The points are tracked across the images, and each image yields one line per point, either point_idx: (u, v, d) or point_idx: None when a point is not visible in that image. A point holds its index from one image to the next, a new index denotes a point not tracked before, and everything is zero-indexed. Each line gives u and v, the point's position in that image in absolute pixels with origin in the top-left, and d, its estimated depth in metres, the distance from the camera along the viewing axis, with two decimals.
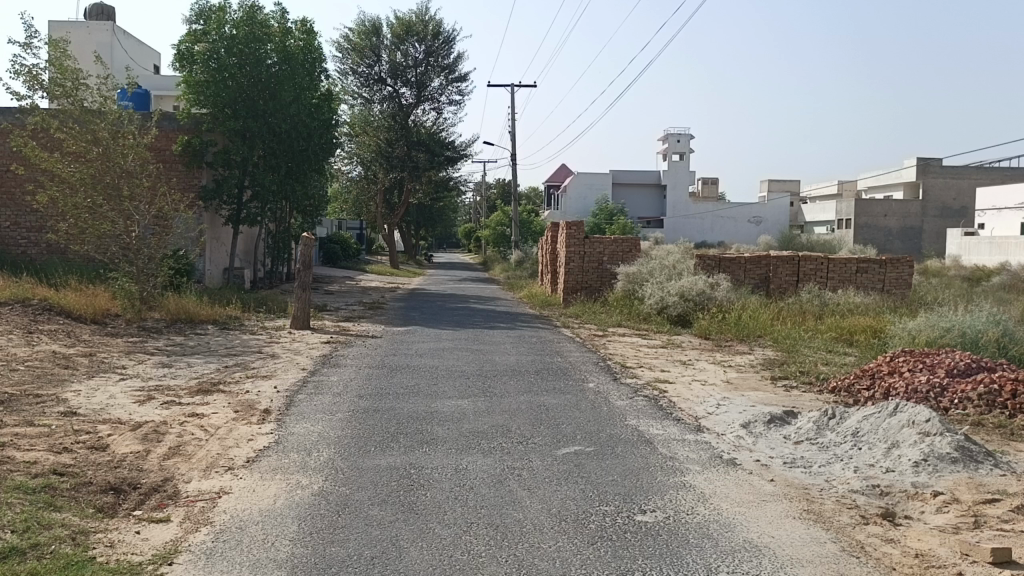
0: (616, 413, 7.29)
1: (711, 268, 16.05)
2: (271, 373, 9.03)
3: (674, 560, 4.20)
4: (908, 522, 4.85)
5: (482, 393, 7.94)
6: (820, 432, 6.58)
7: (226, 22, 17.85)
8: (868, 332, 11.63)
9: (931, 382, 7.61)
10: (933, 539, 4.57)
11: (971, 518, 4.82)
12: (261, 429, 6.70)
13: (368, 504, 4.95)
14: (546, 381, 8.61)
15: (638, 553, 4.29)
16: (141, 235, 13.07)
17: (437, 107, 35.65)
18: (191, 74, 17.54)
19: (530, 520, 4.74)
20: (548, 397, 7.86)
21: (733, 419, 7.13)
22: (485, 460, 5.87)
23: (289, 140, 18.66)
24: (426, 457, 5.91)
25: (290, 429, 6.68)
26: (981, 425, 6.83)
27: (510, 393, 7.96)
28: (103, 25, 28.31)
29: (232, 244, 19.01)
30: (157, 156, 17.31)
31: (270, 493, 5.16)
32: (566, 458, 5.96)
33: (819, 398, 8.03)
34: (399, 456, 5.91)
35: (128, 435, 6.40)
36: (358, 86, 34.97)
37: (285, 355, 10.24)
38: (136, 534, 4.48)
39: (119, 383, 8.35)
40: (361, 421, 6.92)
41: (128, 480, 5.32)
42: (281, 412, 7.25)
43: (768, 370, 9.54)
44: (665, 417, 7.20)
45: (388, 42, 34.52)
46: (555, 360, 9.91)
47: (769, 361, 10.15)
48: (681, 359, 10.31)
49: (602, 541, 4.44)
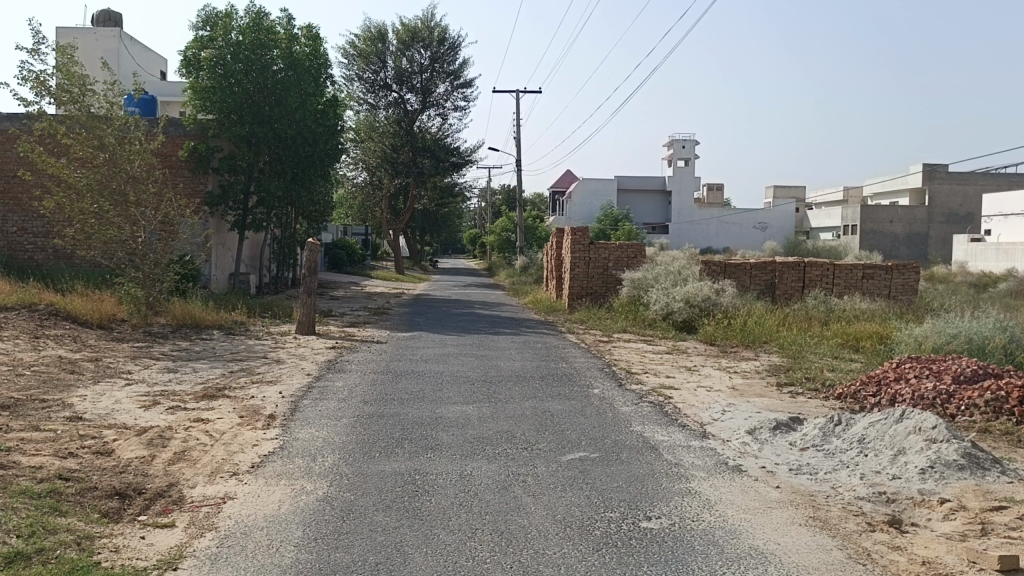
0: (620, 419, 7.28)
1: (716, 274, 16.03)
2: (276, 378, 9.04)
3: (680, 567, 4.18)
4: (914, 530, 4.83)
5: (487, 399, 7.93)
6: (825, 438, 6.55)
7: (232, 28, 17.91)
8: (874, 339, 11.60)
9: (937, 389, 7.59)
10: (940, 547, 4.54)
11: (978, 525, 4.79)
12: (266, 434, 6.70)
13: (373, 509, 4.95)
14: (551, 387, 8.60)
15: (643, 560, 4.27)
16: (147, 240, 13.14)
17: (443, 113, 35.73)
18: (197, 80, 17.63)
19: (535, 527, 4.73)
20: (553, 403, 7.85)
21: (738, 426, 7.11)
22: (490, 466, 5.86)
23: (295, 145, 18.68)
24: (431, 463, 5.90)
25: (294, 434, 6.68)
26: (988, 432, 6.80)
27: (514, 399, 7.96)
28: (110, 32, 28.48)
29: (238, 249, 19.06)
30: (164, 161, 17.39)
31: (275, 498, 5.15)
32: (571, 464, 5.94)
33: (824, 405, 8.01)
34: (404, 462, 5.91)
35: (133, 440, 6.41)
36: (364, 91, 35.06)
37: (290, 361, 10.25)
38: (141, 539, 4.49)
39: (124, 388, 8.37)
40: (365, 426, 6.92)
41: (133, 485, 5.32)
42: (286, 417, 7.26)
43: (774, 377, 9.52)
44: (670, 424, 7.19)
45: (394, 49, 34.64)
46: (559, 366, 9.90)
47: (775, 367, 10.13)
48: (686, 365, 10.29)
49: (607, 548, 4.43)
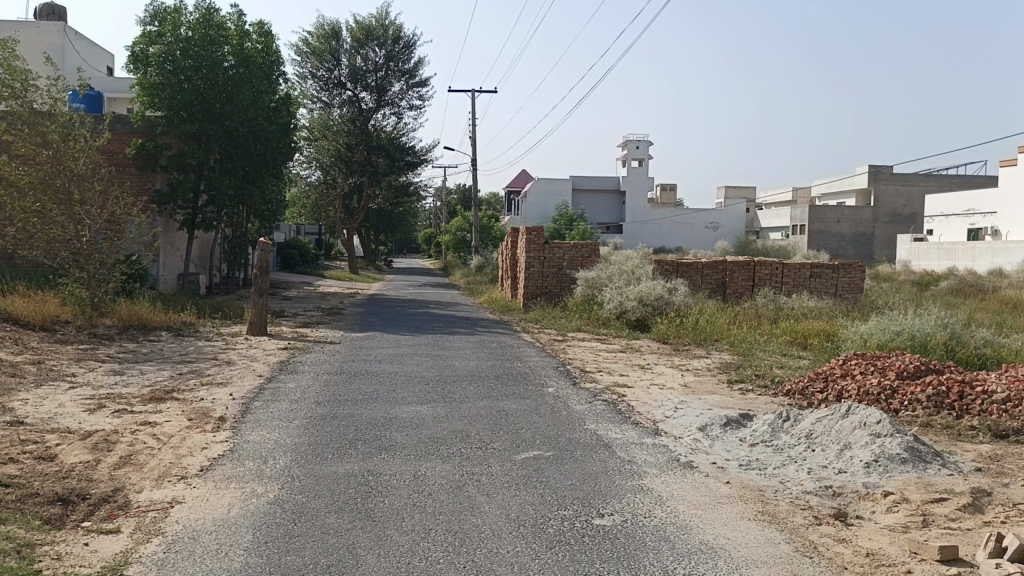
0: (574, 417, 7.32)
1: (669, 273, 16.22)
2: (226, 380, 8.90)
3: (632, 563, 4.22)
4: (859, 522, 4.94)
5: (441, 399, 7.91)
6: (774, 434, 6.67)
7: (182, 23, 17.55)
8: (822, 336, 11.85)
9: (882, 385, 7.78)
10: (883, 538, 4.66)
11: (920, 517, 4.92)
12: (216, 437, 6.59)
13: (325, 511, 4.90)
14: (506, 386, 8.61)
15: (595, 556, 4.30)
16: (92, 240, 12.81)
17: (397, 112, 35.53)
18: (145, 76, 17.25)
19: (488, 526, 4.73)
20: (507, 402, 7.86)
21: (690, 423, 7.20)
22: (444, 466, 5.84)
23: (247, 144, 18.38)
24: (384, 464, 5.87)
25: (245, 436, 6.59)
26: (930, 426, 6.99)
27: (469, 399, 7.95)
28: (53, 26, 27.71)
29: (187, 249, 18.71)
30: (110, 159, 17.00)
31: (225, 502, 5.07)
32: (525, 463, 5.96)
33: (774, 401, 8.16)
34: (357, 463, 5.86)
35: (77, 444, 6.25)
36: (317, 89, 34.66)
37: (241, 362, 10.10)
38: (85, 545, 4.37)
39: (68, 391, 8.15)
40: (318, 427, 6.85)
41: (77, 491, 5.19)
42: (236, 419, 7.14)
43: (725, 374, 9.66)
44: (624, 421, 7.25)
45: (348, 46, 34.33)
46: (515, 365, 9.92)
47: (726, 364, 10.29)
48: (640, 363, 10.40)
49: (560, 545, 4.45)
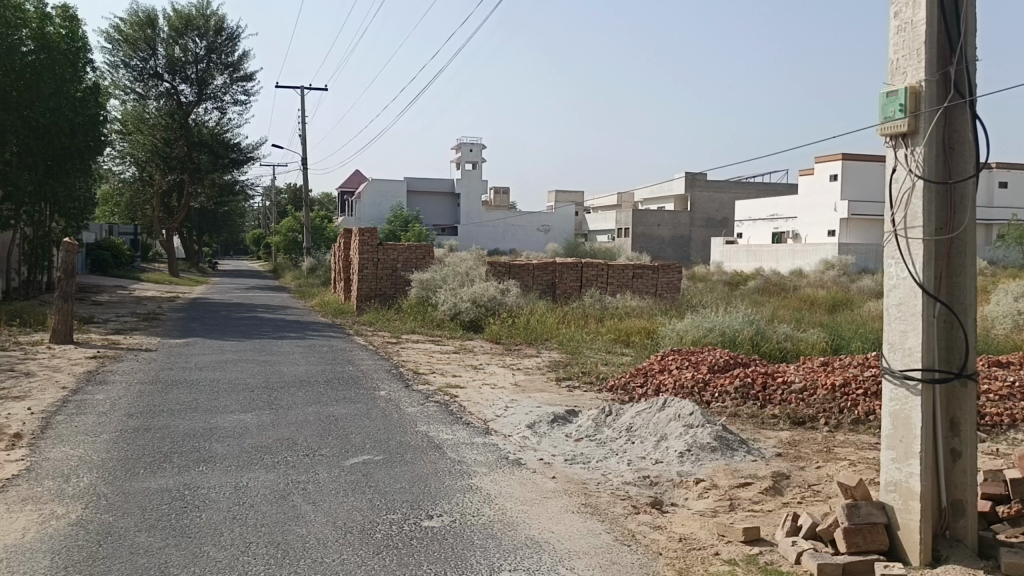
0: (406, 420, 7.27)
1: (501, 275, 16.51)
2: (23, 393, 8.13)
3: (459, 563, 4.25)
4: (673, 509, 5.24)
5: (267, 406, 7.62)
6: (598, 428, 6.94)
7: None
8: (643, 333, 12.47)
9: (695, 378, 8.30)
10: (695, 523, 4.96)
11: (727, 501, 5.28)
12: (10, 456, 6.01)
13: (135, 530, 4.59)
14: (336, 390, 8.42)
15: (422, 559, 4.29)
16: None
17: (221, 107, 33.97)
18: None
19: (314, 535, 4.61)
20: (337, 407, 7.69)
21: (519, 421, 7.35)
22: (268, 476, 5.63)
23: (47, 136, 16.93)
24: (203, 476, 5.57)
25: (44, 454, 6.05)
26: (737, 416, 7.52)
27: (297, 405, 7.71)
28: None
29: None
30: None
31: (18, 527, 4.63)
32: (353, 468, 5.85)
33: (598, 397, 8.49)
34: (173, 477, 5.53)
35: None
36: (131, 80, 32.21)
37: (42, 373, 9.28)
38: None
39: None
40: (130, 441, 6.40)
41: None
42: (35, 436, 6.55)
43: (553, 372, 9.95)
44: (455, 422, 7.29)
45: (165, 36, 32.38)
46: (345, 369, 9.74)
47: (555, 363, 10.59)
48: (472, 364, 10.50)
49: (387, 550, 4.40)
